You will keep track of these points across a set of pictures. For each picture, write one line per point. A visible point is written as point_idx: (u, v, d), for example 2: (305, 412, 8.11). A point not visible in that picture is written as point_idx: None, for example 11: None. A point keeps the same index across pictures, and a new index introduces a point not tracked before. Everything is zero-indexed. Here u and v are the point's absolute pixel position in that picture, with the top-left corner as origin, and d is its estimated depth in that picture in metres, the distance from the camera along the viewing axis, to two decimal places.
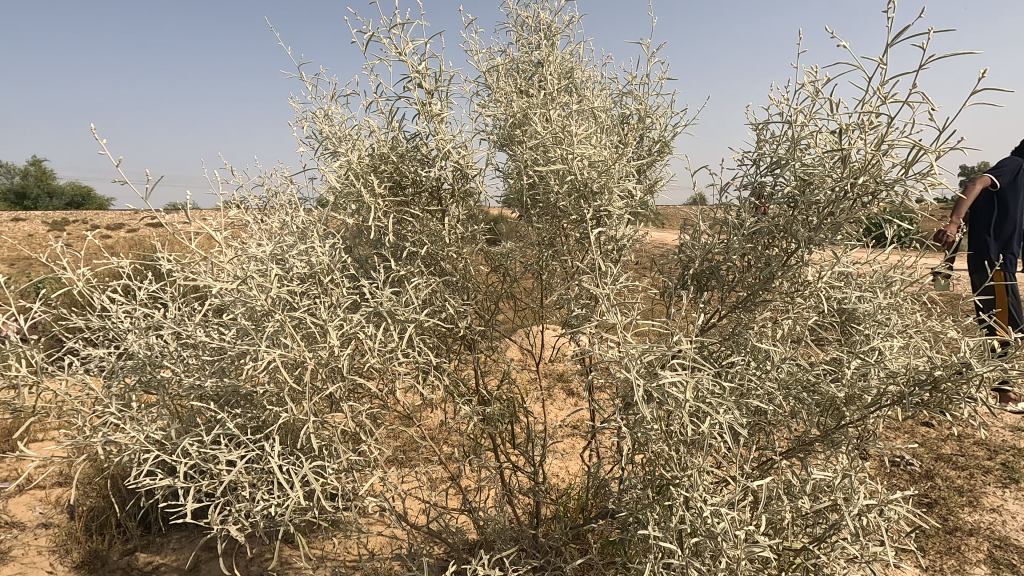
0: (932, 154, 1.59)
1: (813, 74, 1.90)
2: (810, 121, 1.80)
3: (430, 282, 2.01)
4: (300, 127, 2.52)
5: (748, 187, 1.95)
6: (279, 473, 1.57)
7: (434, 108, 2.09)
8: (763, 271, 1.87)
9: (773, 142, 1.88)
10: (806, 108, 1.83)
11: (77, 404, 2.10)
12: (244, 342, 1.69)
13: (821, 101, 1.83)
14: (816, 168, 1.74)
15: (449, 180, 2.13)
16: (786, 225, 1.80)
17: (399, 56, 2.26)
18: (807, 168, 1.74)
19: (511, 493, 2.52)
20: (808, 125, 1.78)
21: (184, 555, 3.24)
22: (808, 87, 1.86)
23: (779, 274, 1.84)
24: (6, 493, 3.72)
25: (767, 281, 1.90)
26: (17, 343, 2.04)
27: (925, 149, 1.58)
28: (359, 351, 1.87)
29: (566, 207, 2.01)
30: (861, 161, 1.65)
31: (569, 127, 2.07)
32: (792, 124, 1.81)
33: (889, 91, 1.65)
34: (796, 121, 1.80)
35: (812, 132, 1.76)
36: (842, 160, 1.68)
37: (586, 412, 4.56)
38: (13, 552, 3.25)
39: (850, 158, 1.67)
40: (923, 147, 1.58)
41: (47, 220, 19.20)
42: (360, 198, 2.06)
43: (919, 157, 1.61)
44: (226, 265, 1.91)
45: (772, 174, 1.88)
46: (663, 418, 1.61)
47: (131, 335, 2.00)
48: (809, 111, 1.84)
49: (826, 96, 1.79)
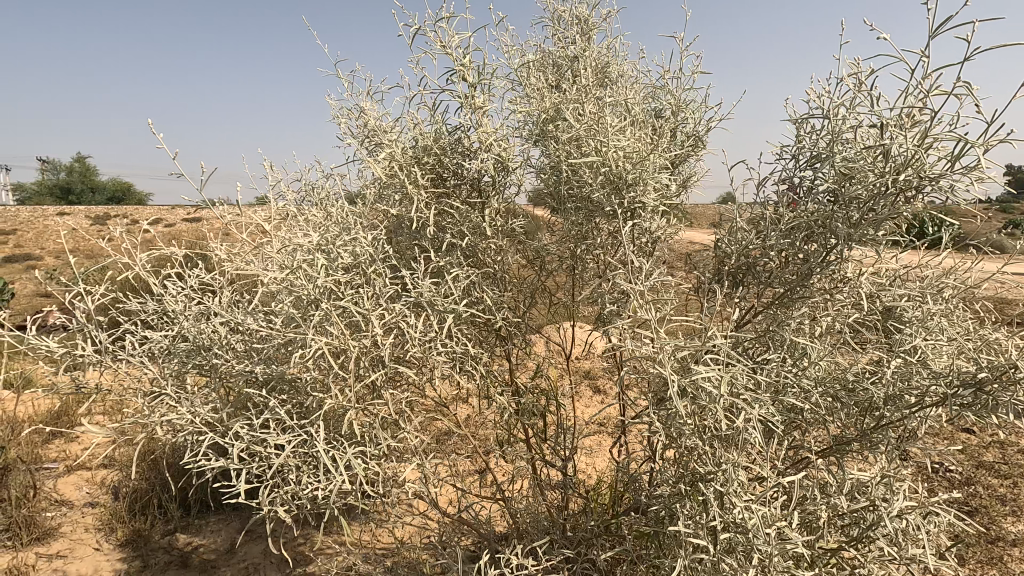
0: (981, 148, 1.54)
1: (857, 65, 1.86)
2: (852, 114, 1.74)
3: (470, 273, 2.03)
4: (337, 124, 2.53)
5: (785, 181, 1.90)
6: (324, 457, 1.59)
7: (478, 101, 2.08)
8: (802, 266, 1.81)
9: (813, 136, 1.84)
10: (849, 100, 1.78)
11: (131, 388, 2.19)
12: (293, 330, 1.73)
13: (864, 95, 1.78)
14: (858, 162, 1.68)
15: (490, 172, 2.12)
16: (824, 220, 1.75)
17: (444, 49, 2.28)
18: (848, 163, 1.68)
19: (544, 484, 2.52)
20: (849, 117, 1.73)
21: (220, 539, 3.37)
22: (849, 80, 1.82)
23: (818, 271, 1.78)
24: (56, 473, 3.93)
25: (805, 277, 1.83)
26: (81, 325, 2.13)
27: (973, 142, 1.53)
28: (401, 339, 1.89)
29: (599, 199, 2.02)
30: (904, 154, 1.58)
31: (604, 119, 2.07)
32: (832, 118, 1.76)
33: (933, 82, 1.59)
34: (836, 114, 1.75)
35: (854, 125, 1.70)
36: (884, 155, 1.62)
37: (615, 408, 4.57)
38: (63, 529, 3.43)
39: (891, 153, 1.61)
40: (970, 141, 1.53)
41: (89, 215, 19.98)
42: (404, 186, 2.11)
43: (966, 150, 1.56)
44: (274, 256, 1.95)
45: (813, 168, 1.82)
46: (696, 413, 1.60)
47: (186, 320, 2.05)
48: (850, 103, 1.79)
49: (868, 89, 1.74)
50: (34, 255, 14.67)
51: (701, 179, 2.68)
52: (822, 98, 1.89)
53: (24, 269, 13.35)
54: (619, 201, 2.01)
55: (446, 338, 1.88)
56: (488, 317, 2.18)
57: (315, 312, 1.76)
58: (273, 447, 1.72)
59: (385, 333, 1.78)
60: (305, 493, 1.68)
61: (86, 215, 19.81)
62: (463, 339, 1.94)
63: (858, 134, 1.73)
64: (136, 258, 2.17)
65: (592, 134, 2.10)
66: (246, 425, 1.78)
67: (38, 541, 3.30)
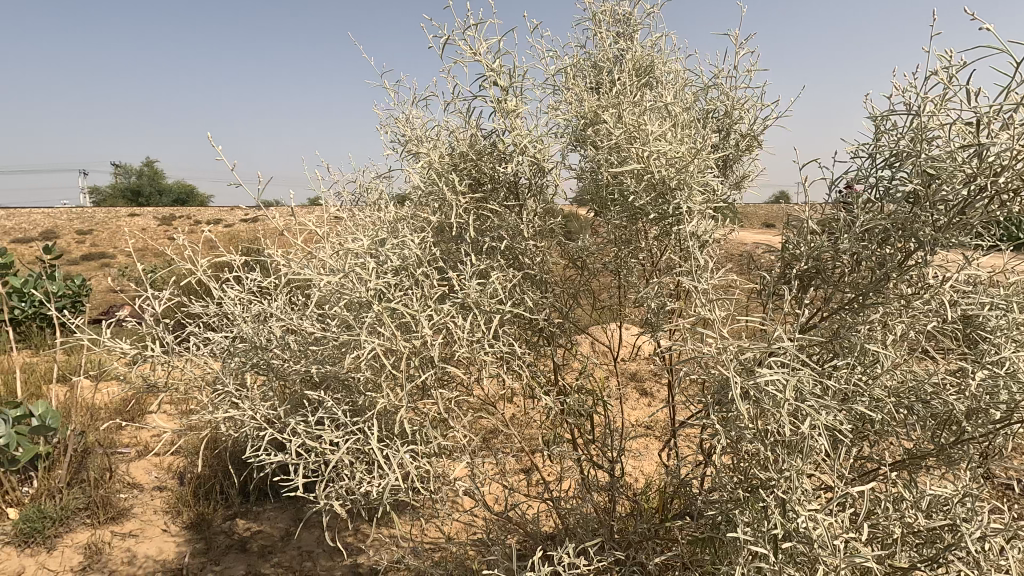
0: None
1: (949, 56, 1.72)
2: (942, 110, 1.64)
3: (514, 276, 2.03)
4: (382, 134, 2.57)
5: (862, 182, 1.81)
6: (379, 454, 1.62)
7: (510, 104, 2.11)
8: (877, 270, 1.70)
9: (894, 134, 1.74)
10: (938, 96, 1.67)
11: (197, 381, 2.32)
12: (346, 332, 1.78)
13: (956, 90, 1.67)
14: (946, 162, 1.59)
15: (526, 175, 2.12)
16: (904, 224, 1.65)
17: (474, 56, 2.28)
18: (935, 162, 1.59)
19: (591, 486, 2.50)
20: (938, 114, 1.63)
21: (276, 527, 3.51)
22: (939, 75, 1.70)
23: (895, 276, 1.67)
24: (129, 458, 4.20)
25: (881, 282, 1.73)
26: (154, 325, 2.27)
27: None
28: (451, 339, 1.92)
29: (644, 206, 1.96)
30: (1004, 154, 1.50)
31: (644, 125, 2.00)
32: (917, 115, 1.66)
33: None
34: (922, 111, 1.65)
35: (943, 123, 1.60)
36: (978, 155, 1.53)
37: (663, 412, 4.49)
38: (134, 510, 3.66)
39: (986, 153, 1.52)
40: None
41: (157, 216, 21.23)
42: (441, 196, 2.12)
43: None
44: (328, 258, 2.01)
45: (892, 168, 1.74)
46: (758, 419, 1.55)
47: (246, 321, 2.15)
48: (938, 100, 1.68)
49: (961, 83, 1.62)
50: (109, 254, 15.71)
51: (755, 178, 2.61)
52: (906, 93, 1.78)
53: (100, 266, 14.33)
54: (666, 203, 1.95)
55: (494, 340, 1.89)
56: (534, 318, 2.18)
57: (367, 314, 1.81)
58: (328, 443, 1.78)
59: (435, 334, 1.81)
60: (359, 488, 1.72)
61: (155, 216, 21.09)
62: (511, 340, 1.94)
63: (949, 132, 1.64)
64: (200, 261, 2.29)
65: (630, 141, 2.05)
66: (303, 422, 1.85)
67: (112, 520, 3.53)
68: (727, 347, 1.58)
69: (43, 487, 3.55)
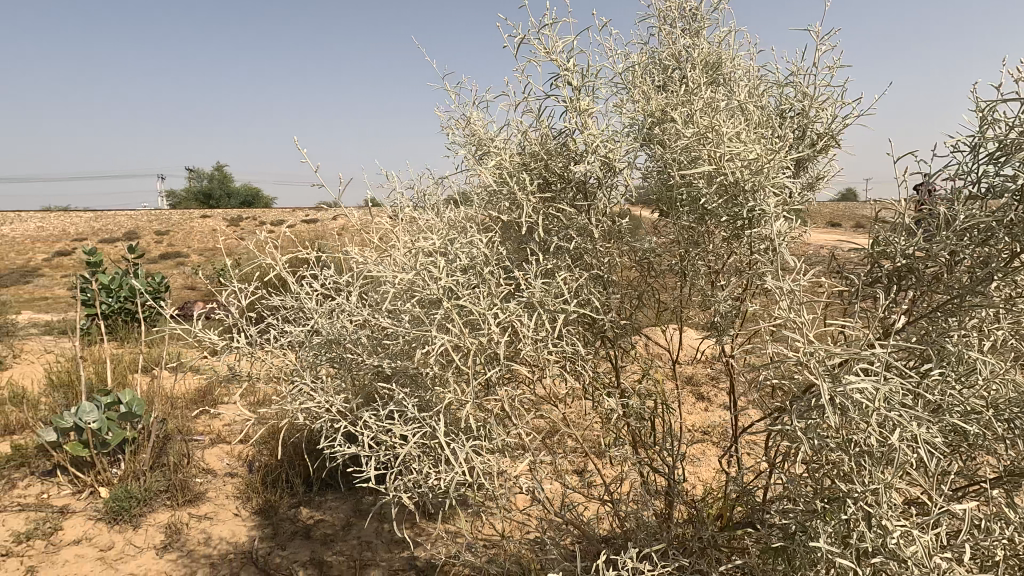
0: None
1: None
2: None
3: (581, 276, 2.03)
4: (444, 135, 2.61)
5: (964, 178, 1.68)
6: (447, 449, 1.66)
7: (583, 103, 2.10)
8: (979, 271, 1.60)
9: (1005, 124, 1.61)
10: None
11: (272, 373, 2.44)
12: (417, 329, 1.83)
13: None
14: None
15: (595, 175, 2.09)
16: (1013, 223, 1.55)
17: (547, 56, 2.30)
18: None
19: (651, 490, 2.46)
20: None
21: (338, 516, 3.64)
22: None
23: (999, 277, 1.57)
24: (204, 445, 4.47)
25: (982, 282, 1.62)
26: (238, 317, 2.42)
27: None
28: (516, 338, 1.94)
29: (716, 208, 1.93)
30: None
31: (717, 126, 1.94)
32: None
33: None
34: None
35: None
36: None
37: (722, 419, 4.36)
38: (209, 494, 3.89)
39: None
40: None
41: (225, 217, 22.44)
42: (511, 194, 2.14)
43: None
44: (398, 257, 2.08)
45: (996, 162, 1.62)
46: (843, 427, 1.48)
47: (320, 316, 2.24)
48: None
49: None
50: (182, 253, 16.76)
51: (829, 179, 2.47)
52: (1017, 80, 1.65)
53: (175, 265, 15.32)
54: (738, 206, 1.91)
55: (561, 339, 1.89)
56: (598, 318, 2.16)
57: (437, 311, 1.85)
58: (398, 436, 1.83)
59: (501, 333, 1.83)
60: (427, 481, 1.77)
61: (223, 217, 22.31)
62: (576, 340, 1.94)
63: None
64: (277, 259, 2.41)
65: (703, 140, 1.97)
66: (374, 415, 1.91)
67: (188, 502, 3.75)
68: (810, 349, 1.50)
69: (128, 470, 3.83)
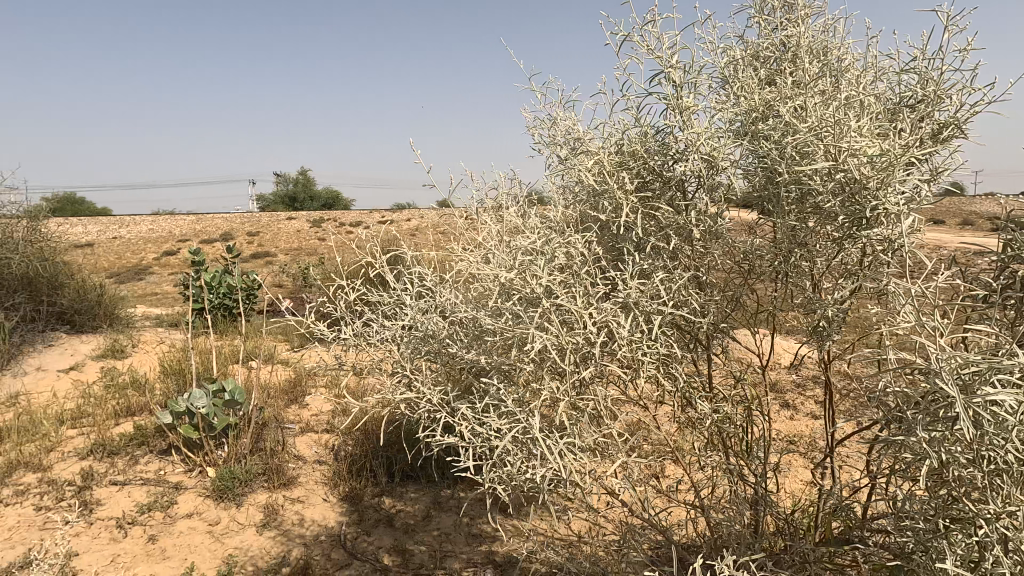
0: None
1: None
2: None
3: (682, 276, 1.97)
4: (531, 135, 2.62)
5: None
6: (544, 445, 1.68)
7: (686, 102, 2.05)
8: None
9: None
10: None
11: (365, 366, 2.57)
12: (514, 327, 1.86)
13: None
14: None
15: (696, 174, 2.04)
16: None
17: (650, 53, 2.25)
18: None
19: (739, 499, 2.38)
20: None
21: (420, 507, 3.78)
22: None
23: None
24: (295, 433, 4.76)
25: None
26: (344, 312, 2.58)
27: None
28: (609, 338, 1.93)
29: (832, 208, 1.86)
30: None
31: (846, 120, 1.86)
32: None
33: None
34: None
35: None
36: None
37: (809, 430, 4.13)
38: (301, 479, 4.15)
39: None
40: None
41: (308, 219, 23.77)
42: (610, 193, 2.11)
43: None
44: (493, 256, 2.12)
45: None
46: (976, 444, 1.37)
47: (415, 312, 2.34)
48: None
49: None
50: (269, 252, 17.93)
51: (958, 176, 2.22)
52: None
53: (263, 264, 16.40)
54: (858, 205, 1.83)
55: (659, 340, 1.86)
56: (693, 320, 2.10)
57: (535, 309, 1.88)
58: (493, 429, 1.87)
59: (597, 332, 1.83)
60: (520, 476, 1.80)
61: (306, 219, 23.64)
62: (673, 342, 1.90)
63: None
64: (372, 257, 2.53)
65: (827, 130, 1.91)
66: (469, 409, 1.97)
67: (283, 486, 4.03)
68: (941, 358, 1.39)
69: (231, 452, 4.16)
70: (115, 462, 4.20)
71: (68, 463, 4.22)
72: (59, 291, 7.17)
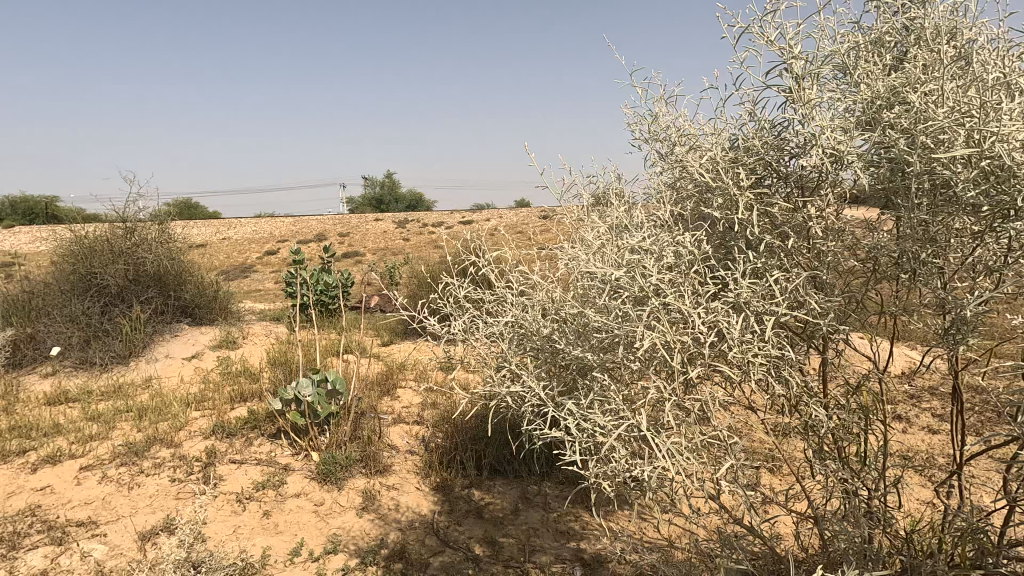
0: None
1: None
2: None
3: (799, 275, 1.89)
4: (630, 132, 2.59)
5: None
6: (653, 442, 1.67)
7: (808, 94, 1.96)
8: None
9: None
10: None
11: (465, 361, 2.66)
12: (621, 325, 1.87)
13: None
14: None
15: (818, 168, 1.94)
16: None
17: (769, 44, 2.18)
18: None
19: (851, 513, 2.23)
20: None
21: (507, 502, 3.86)
22: None
23: None
24: (388, 423, 5.01)
25: None
26: (449, 308, 2.69)
27: None
28: (719, 338, 1.89)
29: (978, 200, 1.74)
30: None
31: (997, 104, 1.77)
32: None
33: None
34: None
35: None
36: None
37: (924, 447, 3.79)
38: (395, 467, 4.36)
39: None
40: None
41: (393, 220, 24.82)
42: (724, 190, 2.03)
43: None
44: (598, 254, 2.14)
45: None
46: None
47: (517, 309, 2.39)
48: None
49: None
50: (359, 252, 18.91)
51: None
52: None
53: (353, 263, 17.35)
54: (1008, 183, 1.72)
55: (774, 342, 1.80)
56: (806, 323, 2.01)
57: (643, 308, 1.87)
58: (598, 425, 1.89)
59: (707, 332, 1.80)
60: (626, 473, 1.80)
61: (392, 220, 24.69)
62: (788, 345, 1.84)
63: None
64: (474, 255, 2.62)
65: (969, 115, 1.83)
66: (574, 404, 1.99)
67: (379, 473, 4.26)
68: None
69: (332, 439, 4.45)
70: (233, 443, 4.63)
71: (194, 442, 4.70)
72: (184, 287, 7.98)
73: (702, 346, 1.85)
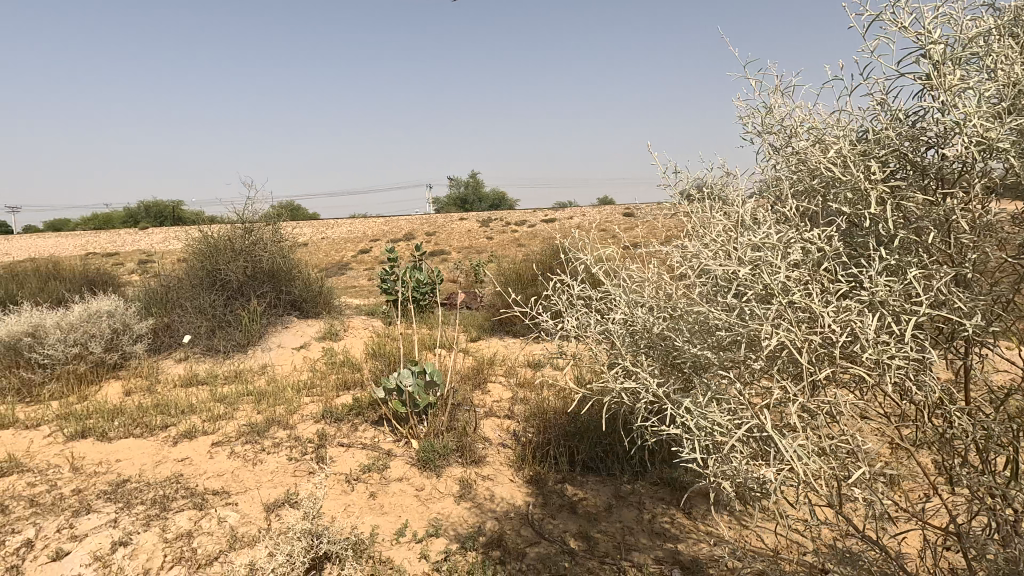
0: None
1: None
2: None
3: (941, 273, 1.76)
4: (743, 126, 2.52)
5: None
6: (780, 441, 1.64)
7: (952, 80, 1.82)
8: None
9: None
10: None
11: (569, 356, 2.71)
12: (743, 325, 1.83)
13: None
14: None
15: (962, 160, 1.81)
16: None
17: (902, 31, 2.05)
18: None
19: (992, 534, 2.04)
20: None
21: (600, 499, 3.87)
22: None
23: None
24: (481, 416, 5.17)
25: None
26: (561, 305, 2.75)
27: None
28: (850, 339, 1.80)
29: None
30: None
31: None
32: None
33: None
34: None
35: None
36: None
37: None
38: (489, 459, 4.50)
39: None
40: None
41: (477, 219, 25.42)
42: (854, 184, 1.94)
43: None
44: (714, 251, 2.11)
45: None
46: None
47: (629, 305, 2.41)
48: None
49: None
50: (445, 251, 19.55)
51: None
52: None
53: (439, 261, 17.98)
54: None
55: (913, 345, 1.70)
56: (947, 325, 1.87)
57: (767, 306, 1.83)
58: (717, 423, 1.87)
59: (839, 332, 1.73)
60: (748, 472, 1.77)
61: (476, 219, 25.30)
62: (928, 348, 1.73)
63: None
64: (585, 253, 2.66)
65: None
66: (691, 400, 1.98)
67: (474, 463, 4.42)
68: None
69: (431, 428, 4.67)
70: (340, 428, 4.98)
71: (306, 425, 5.12)
72: (292, 283, 8.66)
73: (830, 347, 1.78)
